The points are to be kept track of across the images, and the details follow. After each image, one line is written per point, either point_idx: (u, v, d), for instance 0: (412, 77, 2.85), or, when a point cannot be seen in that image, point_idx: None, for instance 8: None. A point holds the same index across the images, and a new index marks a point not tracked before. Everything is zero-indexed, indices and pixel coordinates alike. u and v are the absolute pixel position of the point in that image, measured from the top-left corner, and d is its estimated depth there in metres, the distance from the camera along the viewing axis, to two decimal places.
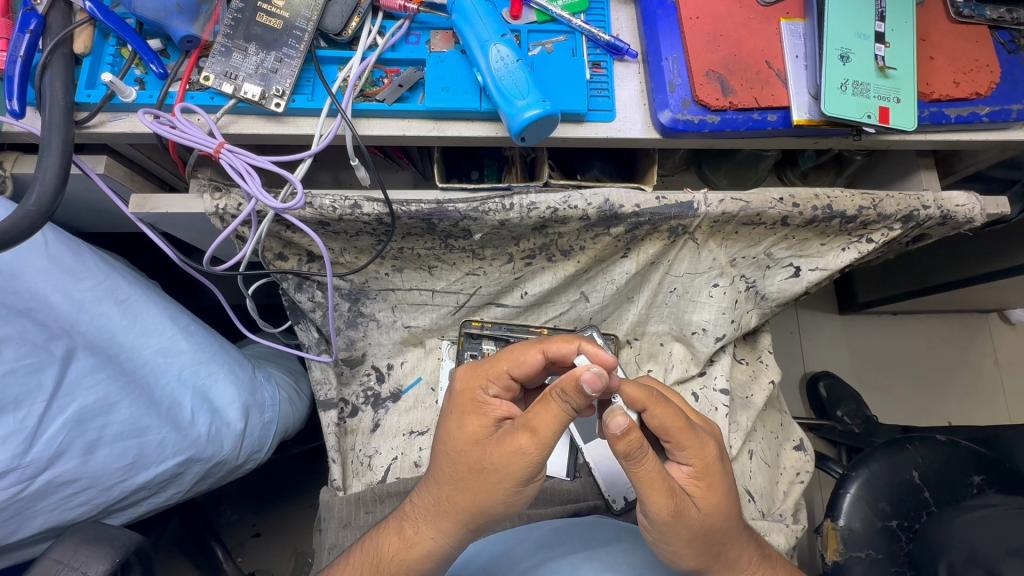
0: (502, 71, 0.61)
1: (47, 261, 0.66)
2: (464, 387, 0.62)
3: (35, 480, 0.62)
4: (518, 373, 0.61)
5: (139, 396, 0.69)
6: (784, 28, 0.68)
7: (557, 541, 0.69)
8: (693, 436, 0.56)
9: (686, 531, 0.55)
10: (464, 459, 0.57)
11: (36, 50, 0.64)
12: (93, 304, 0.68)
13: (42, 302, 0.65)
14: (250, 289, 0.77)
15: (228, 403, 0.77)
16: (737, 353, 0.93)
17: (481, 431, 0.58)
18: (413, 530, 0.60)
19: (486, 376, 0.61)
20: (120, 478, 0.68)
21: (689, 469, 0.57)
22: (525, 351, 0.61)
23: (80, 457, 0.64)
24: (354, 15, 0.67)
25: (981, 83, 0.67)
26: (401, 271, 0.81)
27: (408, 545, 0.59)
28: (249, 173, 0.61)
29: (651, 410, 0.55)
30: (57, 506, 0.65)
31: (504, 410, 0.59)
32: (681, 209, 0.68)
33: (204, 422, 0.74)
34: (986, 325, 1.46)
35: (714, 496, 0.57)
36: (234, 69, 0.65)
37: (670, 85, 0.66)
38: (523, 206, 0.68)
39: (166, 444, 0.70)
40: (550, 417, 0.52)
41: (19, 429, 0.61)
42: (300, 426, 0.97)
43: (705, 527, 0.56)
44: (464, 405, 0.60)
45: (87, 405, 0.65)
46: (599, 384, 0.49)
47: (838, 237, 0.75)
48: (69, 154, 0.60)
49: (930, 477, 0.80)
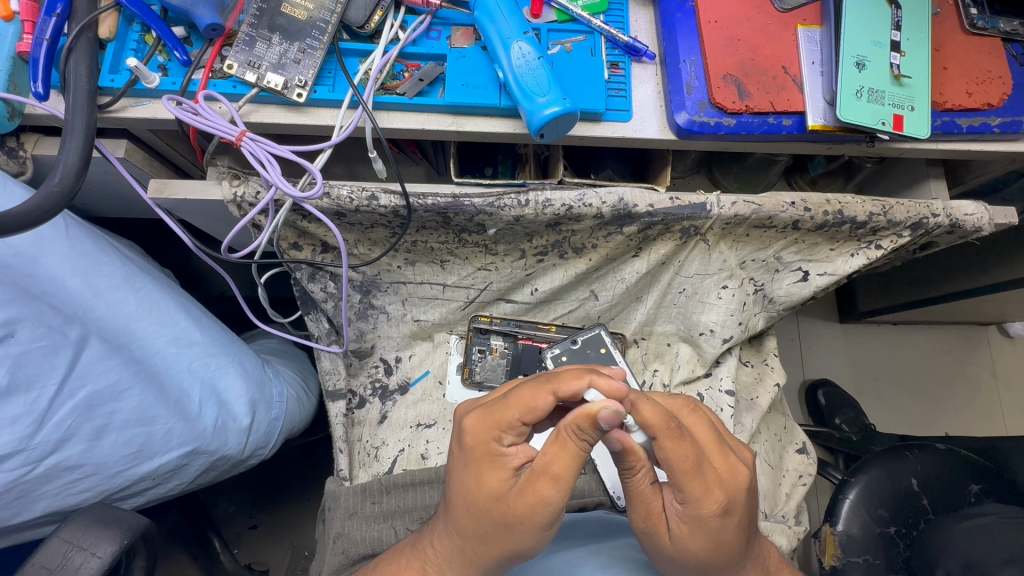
0: (524, 68, 0.62)
1: (67, 245, 0.67)
2: (476, 435, 0.55)
3: (41, 463, 0.62)
4: (530, 419, 0.54)
5: (148, 386, 0.69)
6: (801, 34, 0.68)
7: (563, 535, 0.70)
8: (698, 483, 0.53)
9: (654, 548, 0.59)
10: (488, 512, 0.55)
11: (62, 34, 0.64)
12: (111, 290, 0.69)
13: (60, 284, 0.66)
14: (263, 278, 0.77)
15: (236, 397, 0.77)
16: (743, 356, 0.94)
17: (501, 484, 0.55)
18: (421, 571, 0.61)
19: (497, 426, 0.54)
20: (124, 467, 0.68)
21: (680, 510, 0.56)
22: (535, 393, 0.54)
23: (87, 442, 0.65)
24: (377, 9, 0.68)
25: (994, 94, 0.68)
26: (413, 264, 0.82)
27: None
28: (270, 161, 0.61)
29: (658, 440, 0.52)
30: (59, 490, 0.65)
31: (523, 456, 0.56)
32: (695, 210, 0.69)
33: (211, 415, 0.74)
34: (985, 337, 1.47)
35: (694, 541, 0.56)
36: (258, 58, 0.65)
37: (688, 87, 0.67)
38: (538, 202, 0.68)
39: (172, 435, 0.70)
40: (567, 458, 0.52)
41: (30, 411, 0.61)
42: (308, 421, 0.98)
43: (680, 559, 0.58)
44: (478, 456, 0.55)
45: (98, 390, 0.66)
46: (616, 421, 0.49)
47: (848, 242, 0.76)
48: (91, 137, 0.61)
49: (929, 485, 0.81)
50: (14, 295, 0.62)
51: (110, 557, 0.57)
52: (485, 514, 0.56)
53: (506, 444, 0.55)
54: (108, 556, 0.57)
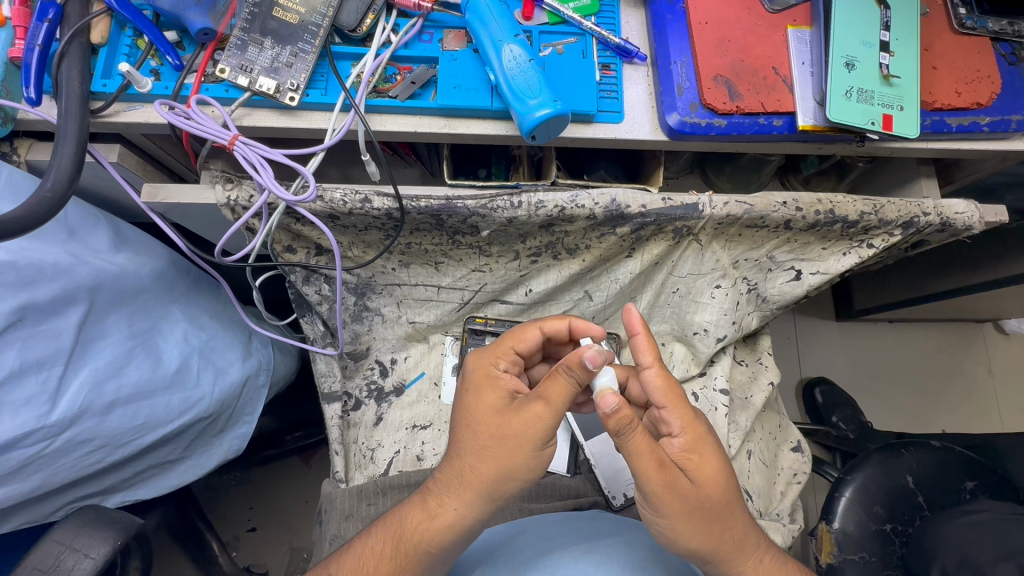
0: (515, 70, 0.62)
1: (71, 228, 0.70)
2: (479, 364, 0.63)
3: (57, 438, 0.63)
4: (521, 348, 0.65)
5: (146, 360, 0.71)
6: (791, 35, 0.69)
7: (557, 533, 0.68)
8: (684, 405, 0.59)
9: (678, 505, 0.55)
10: (484, 427, 0.57)
11: (54, 40, 0.64)
12: (118, 264, 0.72)
13: (70, 265, 0.67)
14: (258, 281, 0.77)
15: (228, 363, 0.81)
16: (738, 355, 0.95)
17: (498, 402, 0.58)
18: (436, 501, 0.58)
19: (494, 355, 0.64)
20: (131, 437, 0.70)
21: (680, 442, 0.58)
22: (525, 330, 0.66)
23: (97, 417, 0.66)
24: (369, 13, 0.68)
25: (983, 93, 0.68)
26: (408, 266, 0.83)
27: (431, 517, 0.57)
28: (263, 165, 0.62)
29: (649, 371, 0.60)
30: (75, 463, 0.66)
31: (514, 382, 0.60)
32: (687, 210, 0.69)
33: (208, 382, 0.77)
34: (981, 334, 1.48)
35: (707, 466, 0.57)
36: (250, 62, 0.65)
37: (678, 88, 0.67)
38: (530, 204, 0.68)
39: (172, 404, 0.73)
40: (560, 388, 0.54)
41: (42, 390, 0.62)
42: (291, 379, 1.01)
43: (699, 498, 0.56)
44: (479, 379, 0.61)
45: (102, 367, 0.67)
46: (601, 360, 0.51)
47: (839, 242, 0.76)
48: (84, 143, 0.61)
49: (924, 482, 0.82)
50: (26, 279, 0.63)
51: (103, 558, 0.57)
52: (482, 429, 0.57)
53: (499, 368, 0.62)
54: (100, 557, 0.57)
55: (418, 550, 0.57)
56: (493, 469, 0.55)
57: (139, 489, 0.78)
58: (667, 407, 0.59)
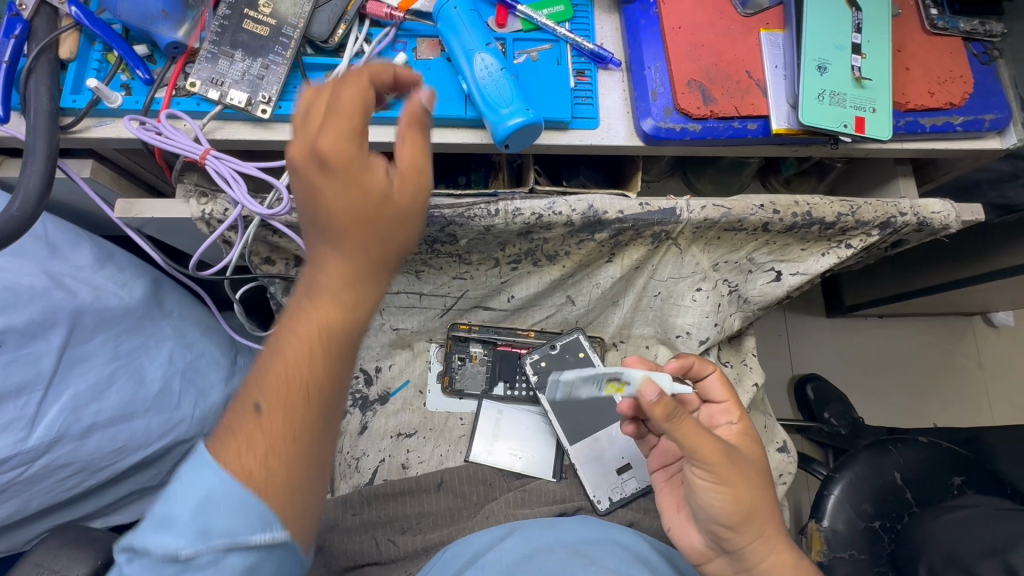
0: (487, 79, 0.62)
1: (49, 250, 0.71)
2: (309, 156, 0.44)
3: (34, 463, 0.63)
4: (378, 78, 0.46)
5: (127, 383, 0.70)
6: (764, 39, 0.69)
7: (546, 537, 0.67)
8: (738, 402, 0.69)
9: (736, 474, 0.58)
10: (357, 213, 0.45)
11: (22, 55, 0.64)
12: (100, 288, 0.72)
13: (47, 288, 0.67)
14: (238, 294, 0.77)
15: (211, 385, 0.80)
16: (722, 356, 0.94)
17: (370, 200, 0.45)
18: (295, 355, 0.44)
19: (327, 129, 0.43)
20: (110, 461, 0.70)
21: (736, 426, 0.66)
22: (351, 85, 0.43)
23: (75, 442, 0.66)
24: (341, 23, 0.67)
25: (955, 94, 0.69)
26: (389, 275, 0.82)
27: (310, 335, 0.44)
28: (235, 179, 0.62)
29: (712, 373, 0.70)
30: (51, 488, 0.66)
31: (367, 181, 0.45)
32: (664, 215, 0.69)
33: (190, 405, 0.76)
34: (970, 328, 1.48)
35: (758, 447, 0.64)
36: (221, 75, 0.65)
37: (653, 94, 0.67)
38: (507, 212, 0.68)
39: (153, 428, 0.72)
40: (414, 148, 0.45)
41: (19, 416, 0.63)
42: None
43: (754, 467, 0.60)
44: (335, 208, 0.44)
45: (81, 392, 0.67)
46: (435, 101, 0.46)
47: (818, 243, 0.76)
48: (53, 159, 0.60)
49: (910, 477, 0.82)
50: (3, 303, 0.64)
51: None
52: (350, 309, 0.46)
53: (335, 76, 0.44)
54: None
55: (298, 402, 0.42)
56: (358, 263, 0.46)
57: (117, 515, 0.78)
58: (727, 400, 0.69)
